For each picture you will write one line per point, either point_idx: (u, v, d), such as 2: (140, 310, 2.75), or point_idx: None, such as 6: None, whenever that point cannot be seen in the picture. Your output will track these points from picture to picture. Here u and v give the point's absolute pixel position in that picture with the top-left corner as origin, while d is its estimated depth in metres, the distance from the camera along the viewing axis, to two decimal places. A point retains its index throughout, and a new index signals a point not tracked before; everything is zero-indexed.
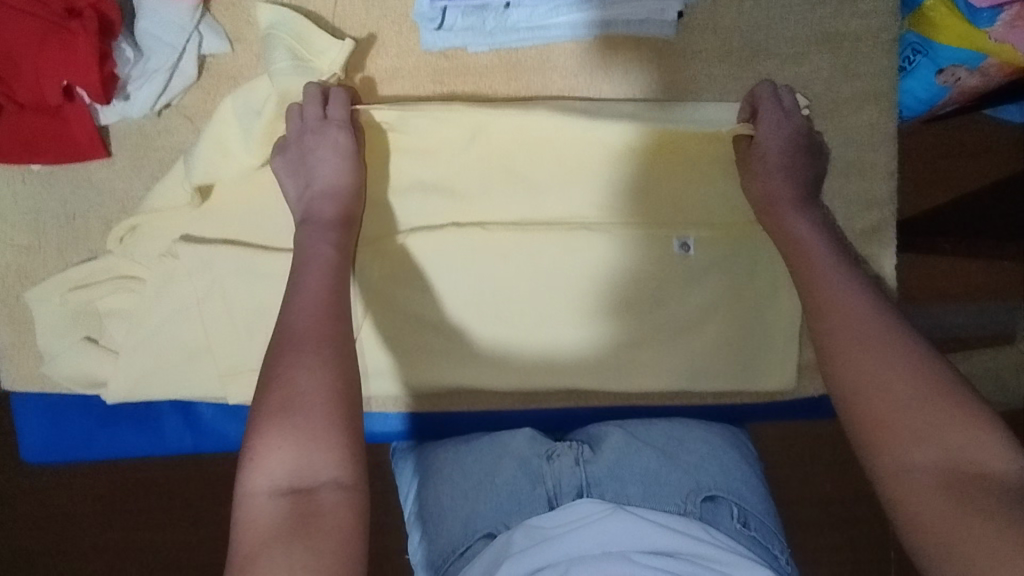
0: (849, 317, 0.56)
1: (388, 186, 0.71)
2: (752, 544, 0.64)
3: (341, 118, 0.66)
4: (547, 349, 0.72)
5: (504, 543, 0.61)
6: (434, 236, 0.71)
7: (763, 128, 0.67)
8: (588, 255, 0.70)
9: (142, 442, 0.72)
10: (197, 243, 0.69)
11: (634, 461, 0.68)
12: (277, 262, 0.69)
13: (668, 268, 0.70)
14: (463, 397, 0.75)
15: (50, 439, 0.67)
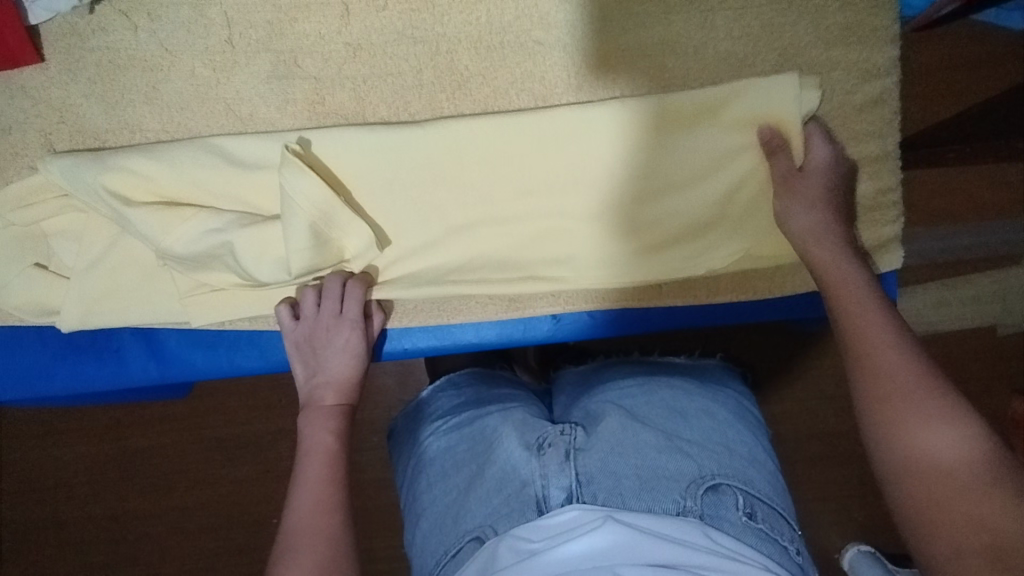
0: (883, 377, 0.47)
1: (339, 84, 0.61)
2: (760, 542, 0.51)
3: (357, 314, 0.60)
4: (545, 265, 0.61)
5: (488, 555, 0.49)
6: (365, 130, 0.59)
7: (815, 151, 0.58)
8: (597, 144, 0.59)
9: (106, 374, 0.65)
10: (148, 149, 0.59)
11: (629, 447, 0.56)
12: (227, 166, 0.59)
13: (671, 152, 0.59)
14: (436, 307, 0.63)
15: (20, 368, 0.65)
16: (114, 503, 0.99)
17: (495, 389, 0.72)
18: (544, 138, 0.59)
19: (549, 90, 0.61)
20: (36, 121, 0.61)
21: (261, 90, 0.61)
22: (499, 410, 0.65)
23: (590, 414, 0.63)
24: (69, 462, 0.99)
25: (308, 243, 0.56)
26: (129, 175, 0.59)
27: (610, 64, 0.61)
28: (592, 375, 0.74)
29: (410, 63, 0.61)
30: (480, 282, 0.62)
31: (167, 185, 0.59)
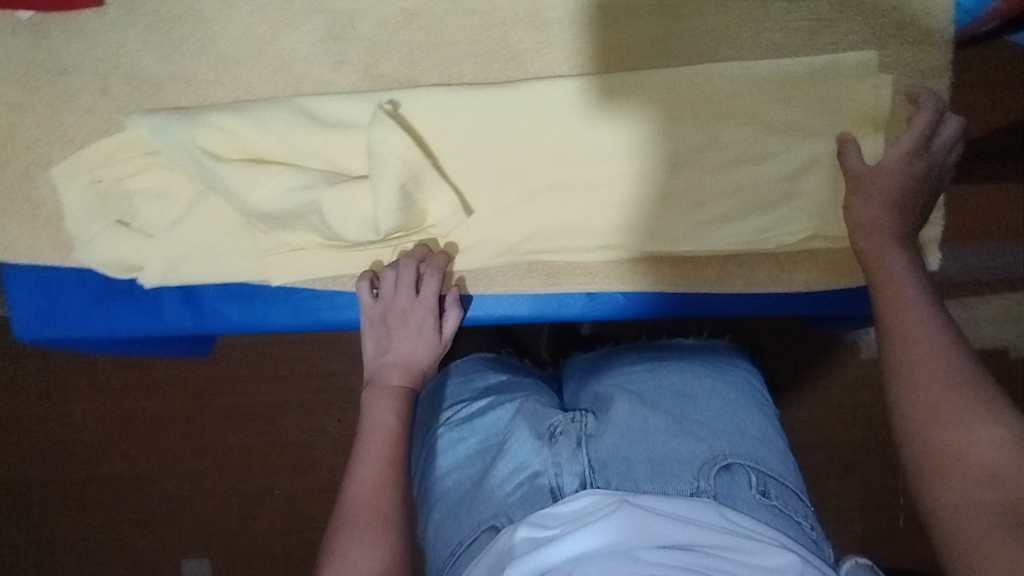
0: (918, 349, 0.46)
1: (394, 49, 0.62)
2: (774, 518, 0.53)
3: (432, 299, 0.62)
4: (577, 229, 0.63)
5: (504, 543, 0.49)
6: (424, 92, 0.61)
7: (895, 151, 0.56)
8: (621, 109, 0.61)
9: (139, 322, 0.66)
10: (236, 110, 0.61)
11: (640, 431, 0.57)
12: (309, 127, 0.60)
13: (704, 122, 0.60)
14: (478, 275, 0.66)
15: (61, 311, 0.66)
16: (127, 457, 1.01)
17: (496, 376, 0.72)
18: (594, 117, 0.61)
19: (600, 68, 0.61)
20: (93, 64, 0.62)
21: (316, 50, 0.62)
22: (507, 400, 0.66)
23: (599, 398, 0.64)
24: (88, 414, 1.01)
25: (397, 204, 0.58)
26: (219, 133, 0.60)
27: (664, 49, 0.61)
28: (602, 360, 0.74)
29: (465, 34, 0.61)
30: (526, 248, 0.63)
31: (247, 143, 0.61)
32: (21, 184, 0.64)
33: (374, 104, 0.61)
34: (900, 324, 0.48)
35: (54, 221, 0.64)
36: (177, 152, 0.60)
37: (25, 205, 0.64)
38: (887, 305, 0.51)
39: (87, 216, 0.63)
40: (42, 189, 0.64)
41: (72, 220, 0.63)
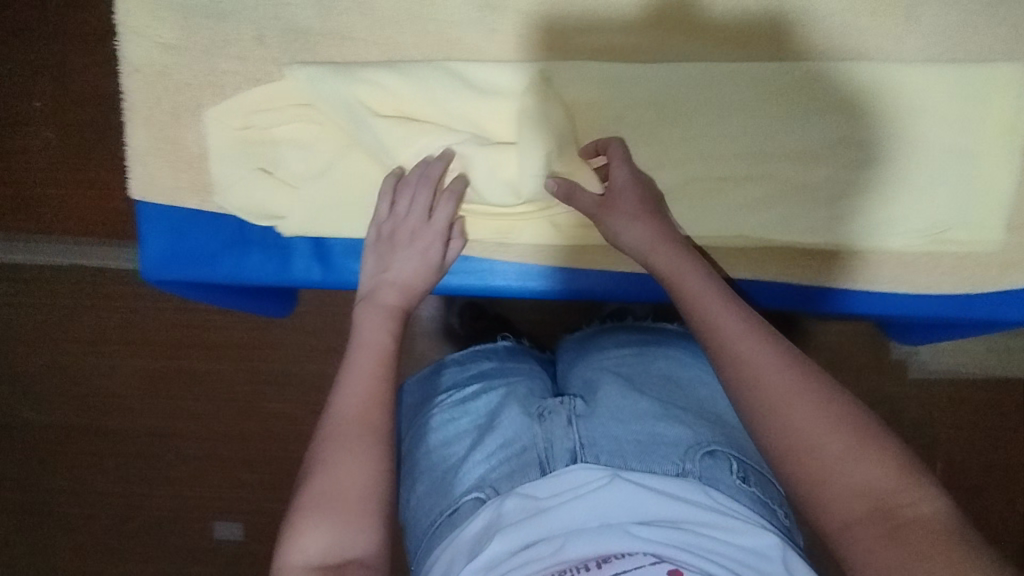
0: (735, 359, 0.48)
1: (545, 21, 0.63)
2: (754, 503, 0.54)
3: (443, 225, 0.61)
4: (712, 214, 0.64)
5: (494, 514, 0.53)
6: (570, 64, 0.62)
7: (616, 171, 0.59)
8: (755, 99, 0.62)
9: (269, 270, 0.68)
10: (386, 68, 0.62)
11: (628, 414, 0.60)
12: (460, 93, 0.62)
13: (843, 118, 0.62)
14: (603, 251, 0.66)
15: (192, 252, 0.67)
16: None
17: (486, 358, 0.73)
18: (734, 100, 0.62)
19: (748, 56, 0.63)
20: (252, 13, 0.63)
21: (470, 19, 0.63)
22: (501, 383, 0.67)
23: (589, 381, 0.66)
24: None
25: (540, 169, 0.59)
26: (371, 89, 0.62)
27: (812, 44, 0.63)
28: (589, 340, 0.76)
29: (619, 14, 0.63)
30: None
31: (397, 100, 0.62)
32: (165, 125, 0.65)
33: (527, 75, 0.62)
34: (722, 322, 0.50)
35: (195, 164, 0.65)
36: (331, 105, 0.62)
37: (167, 146, 0.65)
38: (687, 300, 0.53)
39: (235, 162, 0.64)
40: (186, 130, 0.65)
41: (218, 164, 0.64)
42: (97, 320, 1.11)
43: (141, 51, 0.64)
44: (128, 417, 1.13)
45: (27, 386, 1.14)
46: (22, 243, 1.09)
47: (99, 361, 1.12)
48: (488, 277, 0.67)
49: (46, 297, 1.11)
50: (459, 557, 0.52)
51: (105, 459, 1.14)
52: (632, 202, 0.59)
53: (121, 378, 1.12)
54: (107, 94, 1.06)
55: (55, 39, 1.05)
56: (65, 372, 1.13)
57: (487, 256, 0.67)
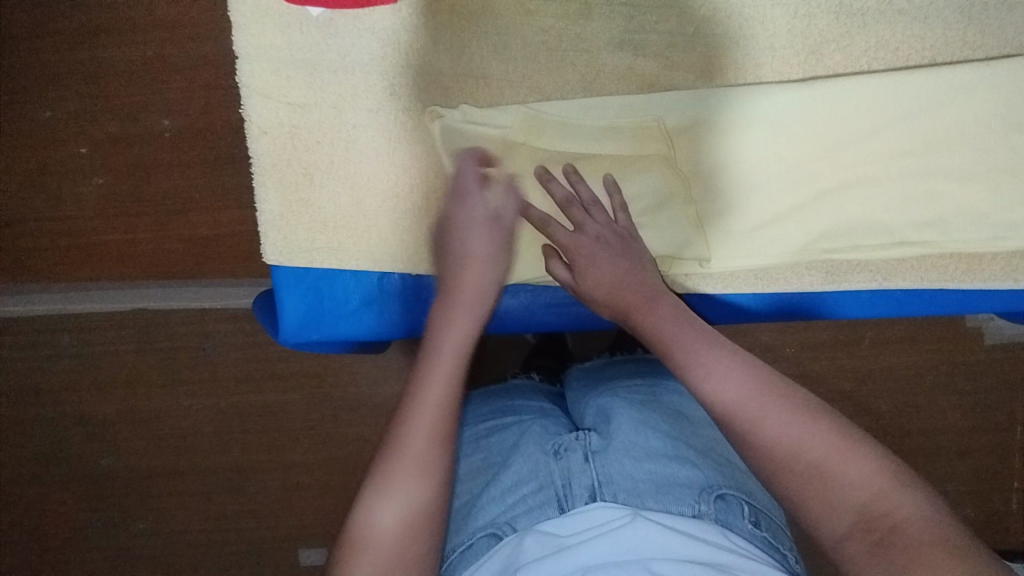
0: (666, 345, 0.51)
1: (691, 46, 0.60)
2: (768, 550, 0.51)
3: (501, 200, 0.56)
4: (878, 231, 0.62)
5: (513, 550, 0.49)
6: (726, 92, 0.60)
7: (591, 228, 0.58)
8: (918, 110, 0.61)
9: (411, 324, 0.65)
10: (533, 106, 0.60)
11: (641, 451, 0.56)
12: (610, 131, 0.60)
13: (1011, 123, 0.60)
14: (765, 279, 0.64)
15: (329, 312, 0.64)
16: (280, 454, 0.98)
17: (500, 402, 0.70)
18: (889, 113, 0.61)
19: (902, 61, 0.61)
20: (379, 62, 0.60)
21: (609, 47, 0.60)
22: (515, 422, 0.64)
23: (602, 411, 0.63)
24: (249, 408, 0.98)
25: (686, 239, 0.62)
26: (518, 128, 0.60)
27: (967, 41, 0.60)
28: (596, 377, 0.73)
29: (766, 26, 0.60)
30: (824, 251, 0.63)
31: (546, 149, 0.60)
32: (300, 187, 0.63)
33: (680, 111, 0.60)
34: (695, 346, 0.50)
35: (332, 225, 0.63)
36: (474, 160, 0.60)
37: (302, 209, 0.63)
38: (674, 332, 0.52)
39: (377, 214, 0.63)
40: (319, 191, 0.63)
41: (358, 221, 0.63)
42: (162, 358, 0.97)
43: (267, 111, 0.61)
44: (206, 459, 0.99)
45: (87, 436, 1.00)
46: (74, 292, 0.95)
47: (170, 401, 0.98)
48: None
49: (104, 338, 0.97)
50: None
51: (184, 499, 1.00)
52: (590, 243, 0.57)
53: (196, 418, 0.98)
54: (156, 134, 0.89)
55: (95, 76, 0.88)
56: (133, 417, 0.99)
57: None
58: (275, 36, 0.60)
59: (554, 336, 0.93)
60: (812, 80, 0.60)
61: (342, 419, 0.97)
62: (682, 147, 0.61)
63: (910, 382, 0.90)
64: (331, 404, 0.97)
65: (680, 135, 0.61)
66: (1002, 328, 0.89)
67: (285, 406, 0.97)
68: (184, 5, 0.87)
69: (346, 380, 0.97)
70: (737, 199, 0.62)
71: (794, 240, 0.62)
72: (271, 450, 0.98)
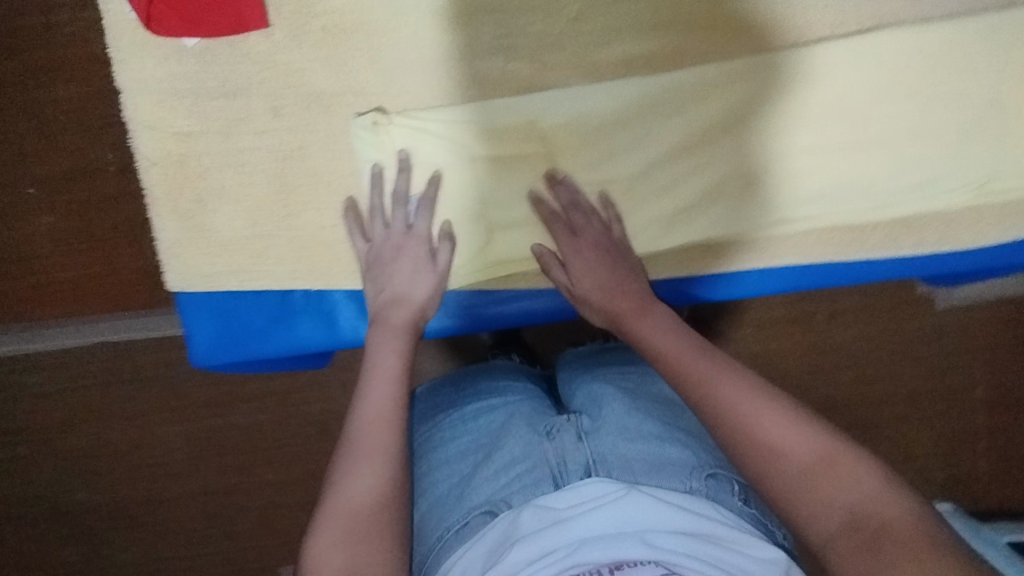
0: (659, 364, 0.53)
1: (562, 48, 0.62)
2: (757, 524, 0.51)
3: (423, 230, 0.62)
4: (761, 212, 0.64)
5: (509, 524, 0.47)
6: (596, 87, 0.61)
7: (578, 271, 0.61)
8: (790, 90, 0.62)
9: (317, 338, 0.67)
10: (407, 114, 0.61)
11: (633, 431, 0.56)
12: (492, 135, 0.61)
13: (881, 95, 0.62)
14: (654, 266, 0.65)
15: (235, 333, 0.66)
16: (244, 475, 1.00)
17: (470, 391, 0.68)
18: (751, 90, 0.62)
19: (765, 43, 0.62)
20: (259, 86, 0.62)
21: (483, 52, 0.61)
22: (501, 403, 0.63)
23: (591, 395, 0.63)
24: (203, 435, 0.99)
25: None
26: (399, 138, 0.61)
27: (827, 22, 0.62)
28: (583, 365, 0.71)
29: (631, 23, 0.62)
30: (705, 237, 0.64)
31: (430, 156, 0.62)
32: (193, 214, 0.64)
33: (552, 108, 0.61)
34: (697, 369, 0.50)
35: (230, 248, 0.65)
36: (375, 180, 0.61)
37: (199, 234, 0.64)
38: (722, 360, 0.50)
39: (273, 235, 0.65)
40: (215, 215, 0.64)
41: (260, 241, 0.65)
42: (111, 394, 0.97)
43: (158, 144, 0.63)
44: (175, 487, 1.00)
45: (52, 477, 1.01)
46: (20, 335, 0.95)
47: (127, 434, 0.99)
48: (536, 310, 0.66)
49: (51, 379, 0.97)
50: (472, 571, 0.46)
51: (160, 527, 1.02)
52: (587, 248, 0.61)
53: (155, 449, 0.99)
54: (85, 171, 0.90)
55: (12, 120, 0.88)
56: (97, 452, 1.00)
57: (535, 287, 0.65)
58: (155, 68, 0.61)
59: (493, 333, 0.94)
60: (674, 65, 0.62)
61: (297, 435, 0.98)
62: (563, 146, 0.62)
63: (850, 347, 0.91)
64: (284, 423, 0.98)
65: (557, 134, 0.62)
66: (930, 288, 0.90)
67: (241, 427, 0.98)
68: (89, 43, 0.88)
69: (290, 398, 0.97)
70: (623, 190, 0.63)
71: (681, 227, 0.64)
72: (234, 474, 0.99)
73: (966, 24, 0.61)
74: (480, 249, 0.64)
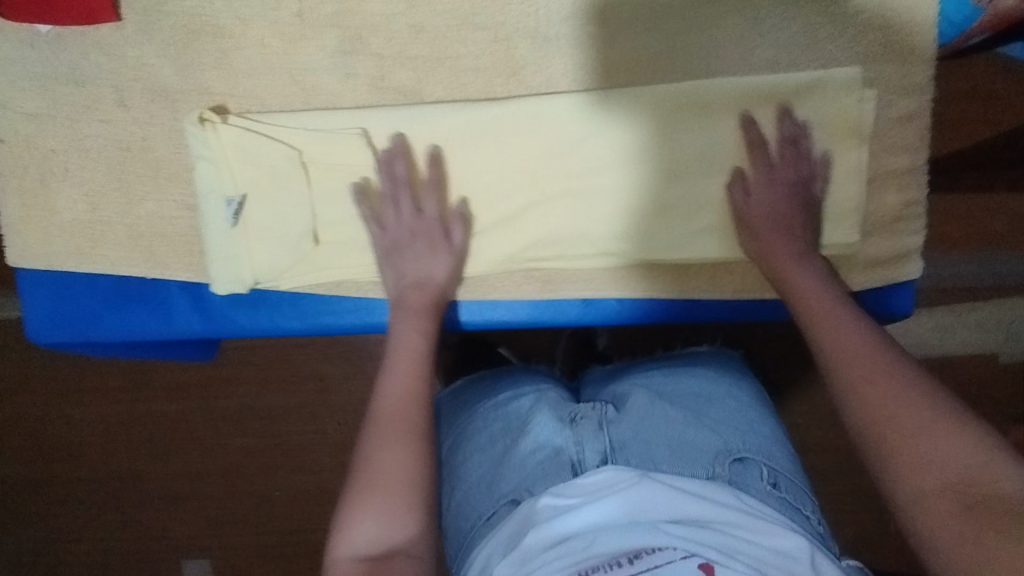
0: (824, 321, 0.53)
1: (400, 67, 0.64)
2: (784, 509, 0.52)
3: (434, 212, 0.63)
4: (588, 243, 0.65)
5: (525, 514, 0.49)
6: (427, 108, 0.63)
7: (763, 194, 0.61)
8: (616, 127, 0.63)
9: (148, 326, 0.68)
10: (242, 118, 0.63)
11: (660, 421, 0.57)
12: (324, 144, 0.63)
13: (705, 139, 0.63)
14: (484, 286, 0.68)
15: (71, 314, 0.68)
16: (142, 456, 1.03)
17: (493, 381, 0.68)
18: (635, 137, 0.63)
19: (599, 81, 0.64)
20: (110, 77, 0.64)
21: (323, 63, 0.64)
22: (525, 391, 0.63)
23: (618, 394, 0.62)
24: (103, 414, 1.03)
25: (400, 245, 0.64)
26: (229, 138, 0.62)
27: (658, 64, 0.63)
28: (620, 370, 0.72)
29: (468, 49, 0.64)
30: (529, 262, 0.66)
31: (260, 159, 0.63)
32: (38, 194, 0.67)
33: (382, 124, 0.63)
34: (829, 325, 0.53)
35: (70, 230, 0.67)
36: (206, 176, 0.63)
37: (44, 213, 0.67)
38: (830, 335, 0.52)
39: (112, 220, 0.66)
40: (58, 197, 0.67)
41: (101, 226, 0.67)
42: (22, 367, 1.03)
43: (11, 126, 0.66)
44: (79, 464, 1.05)
45: None
46: None
47: (35, 407, 1.04)
48: (370, 318, 0.68)
49: None
50: (495, 557, 0.48)
51: (67, 502, 1.06)
52: (773, 204, 0.60)
53: (62, 425, 1.04)
54: None
55: None
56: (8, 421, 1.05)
57: (366, 294, 0.68)
58: (11, 53, 0.64)
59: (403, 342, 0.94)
60: (624, 96, 0.62)
61: (190, 420, 1.02)
62: (391, 160, 0.63)
63: None
64: (177, 407, 1.02)
65: (387, 149, 0.63)
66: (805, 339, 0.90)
67: (138, 409, 1.02)
68: None
69: (191, 383, 1.01)
70: (455, 208, 0.65)
71: (508, 250, 0.66)
72: (132, 455, 1.03)
73: (813, 82, 0.61)
74: (304, 254, 0.65)
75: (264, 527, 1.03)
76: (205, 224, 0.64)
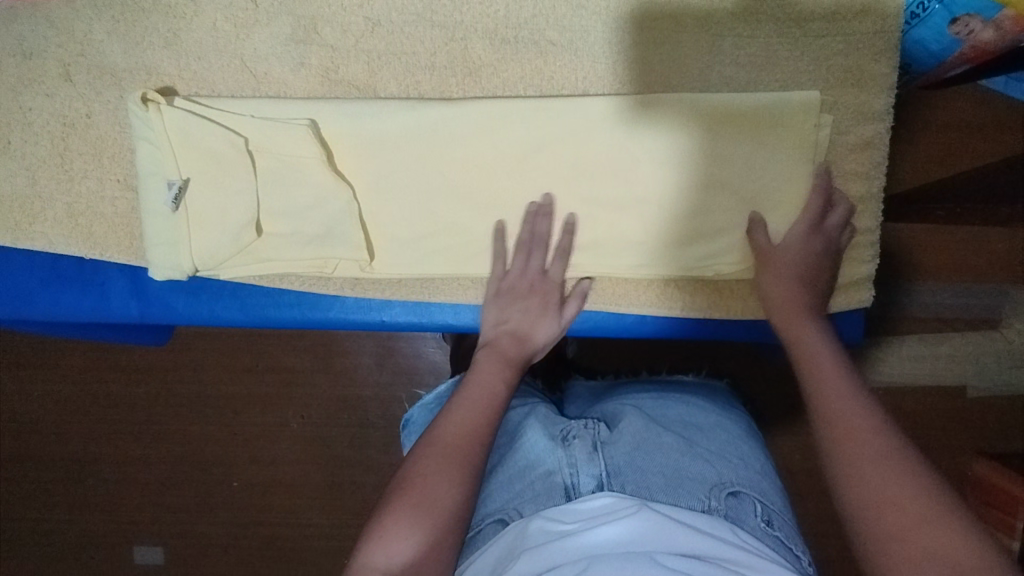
0: (826, 380, 0.49)
1: (355, 59, 0.63)
2: (779, 548, 0.49)
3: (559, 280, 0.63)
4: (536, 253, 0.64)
5: (516, 536, 0.47)
6: (381, 105, 0.63)
7: (789, 241, 0.61)
8: (572, 138, 0.63)
9: (84, 307, 0.66)
10: (190, 102, 0.62)
11: (651, 445, 0.55)
12: (270, 133, 0.61)
13: (660, 154, 0.62)
14: (431, 288, 0.66)
15: (3, 290, 0.66)
16: (87, 438, 1.01)
17: None
18: (637, 155, 0.62)
19: (556, 89, 0.63)
20: (56, 51, 0.63)
21: (277, 51, 0.63)
22: (524, 407, 0.64)
23: (610, 415, 0.62)
24: (52, 392, 1.01)
25: (345, 243, 0.64)
26: (174, 121, 0.61)
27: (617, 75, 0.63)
28: (610, 389, 0.73)
29: (426, 46, 0.63)
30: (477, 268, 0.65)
31: (204, 143, 0.61)
32: None
33: (334, 117, 0.62)
34: (833, 392, 0.48)
35: (7, 203, 0.65)
36: (151, 157, 0.62)
37: None
38: (827, 402, 0.47)
39: (52, 197, 0.65)
40: None
41: (39, 201, 0.65)
42: None
43: None
44: (22, 442, 1.02)
45: None
46: None
47: None
48: (316, 313, 0.67)
49: None
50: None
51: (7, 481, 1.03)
52: (801, 254, 0.60)
53: (8, 402, 1.02)
54: None
55: None
56: None
57: (310, 288, 0.66)
58: None
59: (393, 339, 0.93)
60: (634, 123, 0.62)
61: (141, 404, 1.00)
62: (345, 157, 0.63)
63: None
64: (128, 390, 1.00)
65: (340, 145, 0.63)
66: (766, 359, 0.89)
67: (88, 390, 1.00)
68: None
69: (145, 366, 1.00)
70: (405, 209, 0.64)
71: (457, 255, 0.65)
72: (78, 436, 1.01)
73: (779, 107, 0.61)
74: (245, 244, 0.62)
75: (216, 519, 1.01)
76: (146, 208, 0.63)
